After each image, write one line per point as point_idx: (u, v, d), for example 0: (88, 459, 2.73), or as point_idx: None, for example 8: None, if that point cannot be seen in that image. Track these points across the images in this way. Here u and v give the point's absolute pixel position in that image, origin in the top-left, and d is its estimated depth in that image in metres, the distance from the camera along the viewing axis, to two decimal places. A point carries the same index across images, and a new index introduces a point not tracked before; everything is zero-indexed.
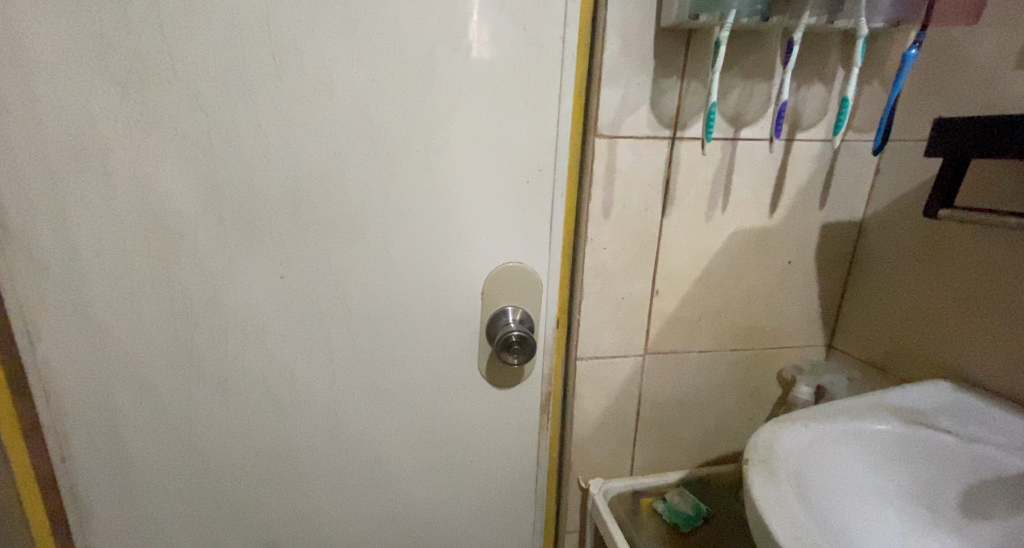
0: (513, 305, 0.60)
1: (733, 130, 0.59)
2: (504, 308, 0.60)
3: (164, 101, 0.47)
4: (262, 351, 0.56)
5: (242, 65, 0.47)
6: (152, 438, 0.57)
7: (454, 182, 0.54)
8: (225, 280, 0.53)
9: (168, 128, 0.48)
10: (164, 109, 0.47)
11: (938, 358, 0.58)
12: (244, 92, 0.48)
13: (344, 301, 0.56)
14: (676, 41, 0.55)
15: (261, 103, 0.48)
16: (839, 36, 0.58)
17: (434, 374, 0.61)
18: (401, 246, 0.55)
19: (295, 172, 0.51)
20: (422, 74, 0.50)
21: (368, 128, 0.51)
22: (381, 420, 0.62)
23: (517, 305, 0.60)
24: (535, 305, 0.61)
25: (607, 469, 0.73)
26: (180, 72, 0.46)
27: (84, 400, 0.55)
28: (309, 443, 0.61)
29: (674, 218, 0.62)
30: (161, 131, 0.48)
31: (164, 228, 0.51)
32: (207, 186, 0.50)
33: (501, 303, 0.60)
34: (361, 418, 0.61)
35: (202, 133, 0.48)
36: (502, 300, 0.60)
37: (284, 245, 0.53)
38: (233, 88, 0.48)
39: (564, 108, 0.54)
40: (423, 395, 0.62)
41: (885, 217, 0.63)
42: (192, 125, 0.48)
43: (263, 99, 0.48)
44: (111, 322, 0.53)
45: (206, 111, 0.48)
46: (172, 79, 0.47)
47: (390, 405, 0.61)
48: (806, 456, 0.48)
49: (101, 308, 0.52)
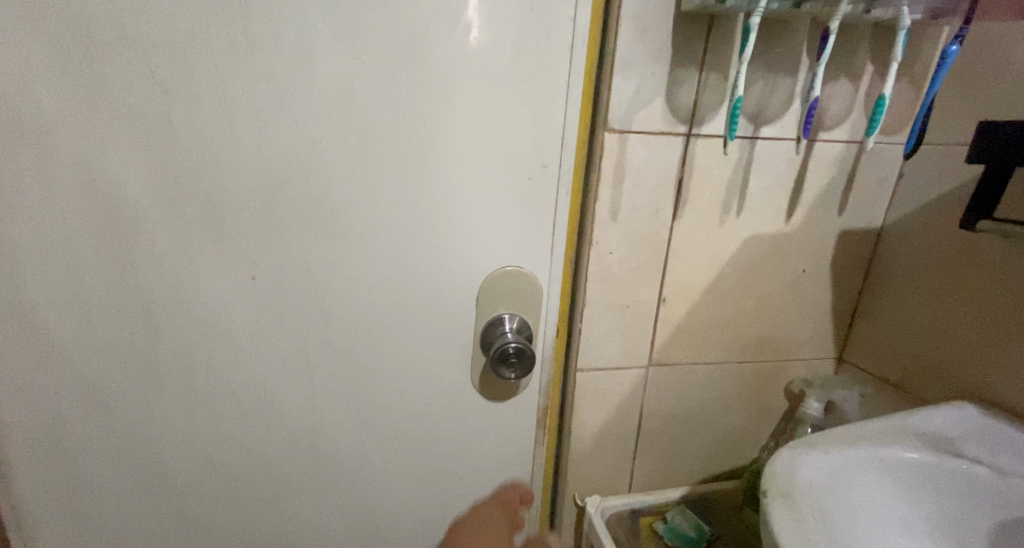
0: (510, 313, 0.55)
1: (754, 129, 0.55)
2: (501, 316, 0.55)
3: (115, 77, 0.41)
4: (231, 360, 0.51)
5: (207, 38, 0.41)
6: (103, 452, 0.52)
7: (450, 179, 0.49)
8: (188, 281, 0.47)
9: (121, 107, 0.42)
10: (115, 85, 0.41)
11: (963, 379, 0.55)
12: (209, 70, 0.42)
13: (326, 305, 0.51)
14: (696, 28, 0.50)
15: (230, 81, 0.42)
16: (870, 29, 0.53)
17: (423, 386, 0.56)
18: (389, 245, 0.50)
19: (269, 161, 0.45)
20: (416, 56, 0.44)
21: (354, 114, 0.45)
22: (364, 436, 0.57)
23: (514, 312, 0.56)
24: (534, 313, 0.56)
25: (605, 485, 0.68)
26: (135, 43, 0.40)
27: (26, 411, 0.49)
28: (284, 460, 0.56)
29: (686, 222, 0.57)
30: (113, 111, 0.42)
31: (117, 221, 0.45)
32: (167, 176, 0.44)
33: (497, 311, 0.55)
34: (342, 433, 0.56)
35: (160, 114, 0.42)
36: (498, 308, 0.55)
37: (257, 244, 0.47)
38: (197, 63, 0.42)
39: (573, 99, 0.49)
40: (410, 408, 0.57)
41: (907, 225, 0.60)
42: (148, 105, 0.42)
43: (231, 78, 0.42)
44: (55, 327, 0.47)
45: (166, 88, 0.42)
46: (124, 52, 0.40)
47: (375, 419, 0.56)
48: (828, 488, 0.44)
49: (43, 310, 0.46)
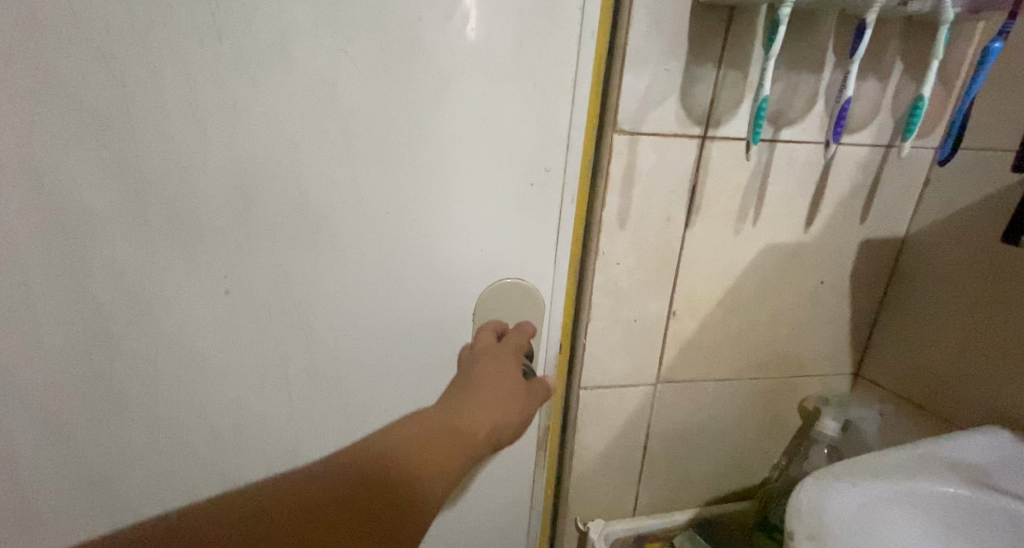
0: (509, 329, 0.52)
1: (774, 131, 0.50)
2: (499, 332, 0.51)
3: (66, 70, 0.36)
4: (203, 379, 0.47)
5: (169, 25, 0.36)
6: (62, 478, 0.48)
7: (444, 184, 0.45)
8: (150, 294, 0.43)
9: (72, 103, 0.37)
10: (66, 78, 0.37)
11: (993, 402, 0.51)
12: (173, 62, 0.37)
13: (309, 321, 0.47)
14: (714, 20, 0.46)
15: (196, 73, 0.38)
16: (900, 25, 0.49)
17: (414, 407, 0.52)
18: (376, 256, 0.46)
19: (241, 164, 0.41)
20: (407, 47, 0.40)
21: (338, 112, 0.41)
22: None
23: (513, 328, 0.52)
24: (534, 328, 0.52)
25: (608, 508, 0.64)
26: (87, 31, 0.36)
27: None
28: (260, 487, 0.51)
29: (699, 231, 0.53)
30: (62, 107, 0.37)
31: (71, 230, 0.41)
32: (126, 180, 0.40)
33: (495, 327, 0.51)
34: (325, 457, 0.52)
35: (118, 111, 0.38)
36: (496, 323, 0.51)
37: (229, 254, 0.43)
38: (157, 52, 0.37)
39: (581, 97, 0.44)
40: None
41: (935, 234, 0.56)
42: (104, 101, 0.38)
43: (198, 70, 0.38)
44: (2, 345, 0.43)
45: (122, 81, 0.37)
46: (74, 40, 0.36)
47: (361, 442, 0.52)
48: (857, 527, 0.41)
49: None
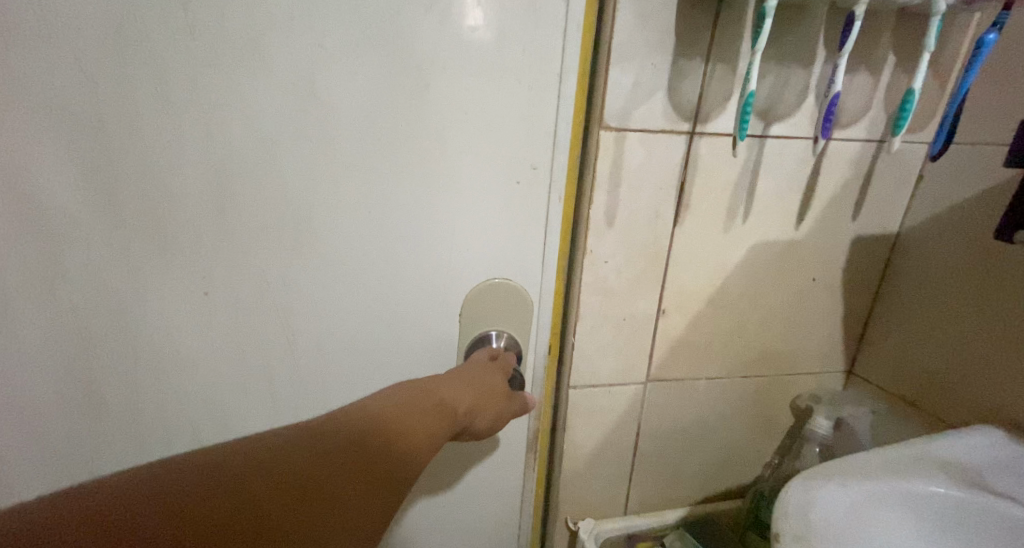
0: (498, 330, 0.51)
1: (764, 126, 0.50)
2: (488, 333, 0.50)
3: (32, 69, 0.36)
4: (181, 384, 0.46)
5: (136, 21, 0.35)
6: (41, 484, 0.48)
7: (425, 183, 0.44)
8: (125, 296, 0.43)
9: (40, 103, 0.37)
10: (33, 78, 0.36)
11: (987, 401, 0.50)
12: (141, 59, 0.36)
13: (289, 323, 0.46)
14: (702, 13, 0.45)
15: (165, 71, 0.37)
16: (893, 17, 0.48)
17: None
18: (358, 256, 0.45)
19: (215, 163, 0.40)
20: (385, 42, 0.39)
21: (314, 109, 0.40)
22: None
23: (502, 329, 0.51)
24: (523, 329, 0.52)
25: (598, 508, 0.64)
26: (51, 27, 0.35)
27: None
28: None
29: (689, 228, 0.52)
30: (30, 107, 0.37)
31: (43, 230, 0.40)
32: (97, 180, 0.39)
33: (485, 325, 0.50)
34: None
35: (86, 110, 0.37)
36: (484, 324, 0.50)
37: (205, 255, 0.42)
38: (124, 48, 0.36)
39: (568, 94, 0.43)
40: None
41: (927, 231, 0.55)
42: (71, 99, 0.37)
43: (167, 67, 0.37)
44: None
45: (88, 79, 0.36)
46: (39, 37, 0.35)
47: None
48: (846, 528, 0.40)
49: None
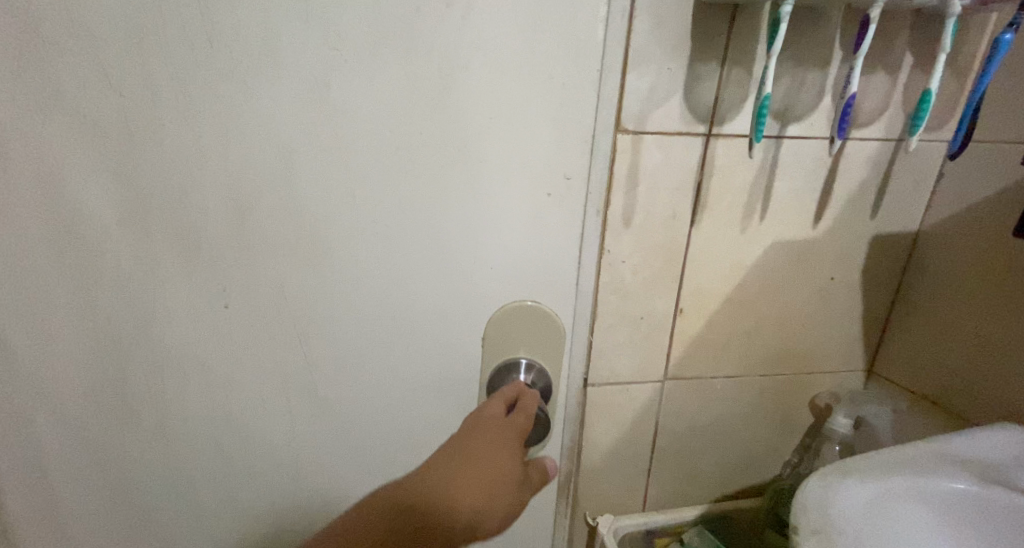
0: (528, 359, 0.53)
1: (779, 127, 0.50)
2: (519, 360, 0.53)
3: (73, 88, 0.38)
4: (222, 379, 0.49)
5: (167, 42, 0.38)
6: (83, 474, 0.51)
7: (450, 186, 0.45)
8: (170, 296, 0.45)
9: (80, 118, 0.39)
10: (73, 97, 0.39)
11: (1009, 400, 0.50)
12: (175, 76, 0.39)
13: (320, 321, 0.48)
14: (718, 18, 0.46)
15: (192, 86, 0.39)
16: (911, 16, 0.48)
17: (424, 407, 0.53)
18: (382, 259, 0.47)
19: (244, 172, 0.42)
20: (409, 44, 0.40)
21: (334, 117, 0.42)
22: (360, 458, 0.54)
23: (533, 358, 0.54)
24: (551, 355, 0.54)
25: (617, 504, 0.65)
26: (91, 47, 0.37)
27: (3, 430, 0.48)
28: (273, 485, 0.53)
29: (706, 229, 0.53)
30: (69, 122, 0.39)
31: (93, 235, 0.43)
32: (133, 189, 0.42)
33: (518, 353, 0.53)
34: (331, 454, 0.53)
35: (120, 125, 0.40)
36: (512, 345, 0.52)
37: (243, 257, 0.45)
38: (162, 64, 0.38)
39: (601, 97, 0.45)
40: (403, 427, 0.54)
41: (948, 229, 0.55)
42: (107, 115, 0.39)
43: (196, 86, 0.39)
44: (25, 345, 0.46)
45: (122, 94, 0.39)
46: (81, 57, 0.38)
47: (371, 440, 0.54)
48: (862, 525, 0.40)
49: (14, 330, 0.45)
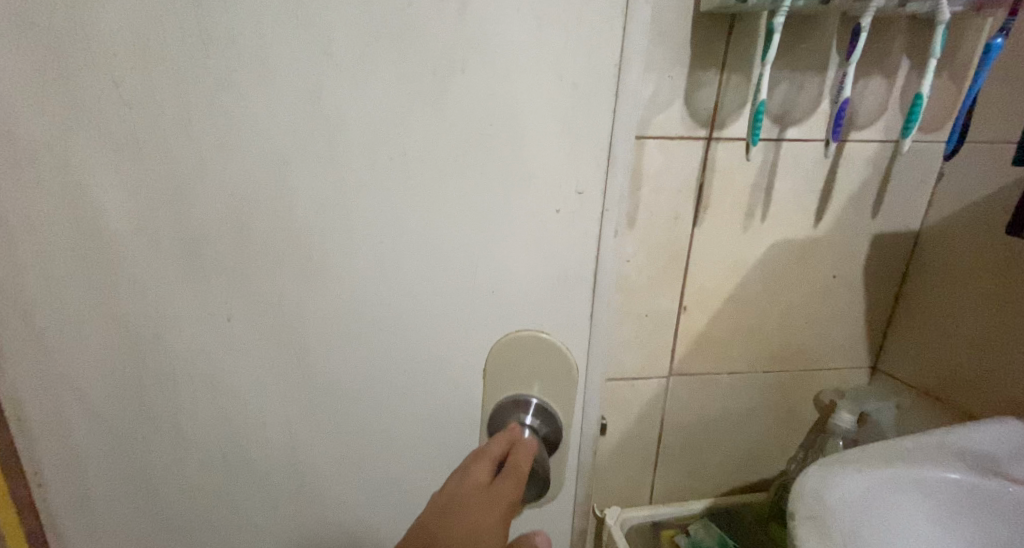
0: (536, 397, 0.48)
1: (778, 130, 0.52)
2: (527, 397, 0.47)
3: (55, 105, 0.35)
4: (220, 413, 0.45)
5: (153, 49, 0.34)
6: (85, 510, 0.48)
7: (453, 203, 0.40)
8: (162, 327, 0.42)
9: (68, 139, 0.36)
10: (60, 115, 0.35)
11: (1005, 393, 0.51)
12: (163, 88, 0.35)
13: (318, 349, 0.44)
14: (716, 27, 0.48)
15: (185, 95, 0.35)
16: (906, 21, 0.50)
17: (427, 443, 0.48)
18: (385, 284, 0.42)
19: (241, 192, 0.38)
20: (402, 48, 0.36)
21: (329, 127, 0.37)
22: (366, 497, 0.49)
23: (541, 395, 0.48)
24: (561, 394, 0.48)
25: (625, 496, 0.67)
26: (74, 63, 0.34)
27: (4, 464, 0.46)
28: (279, 521, 0.50)
29: (709, 230, 0.55)
30: (60, 144, 0.36)
31: (82, 263, 0.39)
32: (127, 214, 0.38)
33: (529, 390, 0.47)
34: (335, 490, 0.49)
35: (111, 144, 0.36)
36: (518, 378, 0.47)
37: (242, 282, 0.41)
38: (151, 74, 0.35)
39: (618, 95, 0.39)
40: (409, 466, 0.48)
41: (945, 227, 0.57)
42: (94, 134, 0.36)
43: (189, 96, 0.36)
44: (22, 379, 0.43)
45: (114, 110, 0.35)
46: (64, 74, 0.34)
47: (377, 476, 0.49)
48: (858, 510, 0.42)
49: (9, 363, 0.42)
